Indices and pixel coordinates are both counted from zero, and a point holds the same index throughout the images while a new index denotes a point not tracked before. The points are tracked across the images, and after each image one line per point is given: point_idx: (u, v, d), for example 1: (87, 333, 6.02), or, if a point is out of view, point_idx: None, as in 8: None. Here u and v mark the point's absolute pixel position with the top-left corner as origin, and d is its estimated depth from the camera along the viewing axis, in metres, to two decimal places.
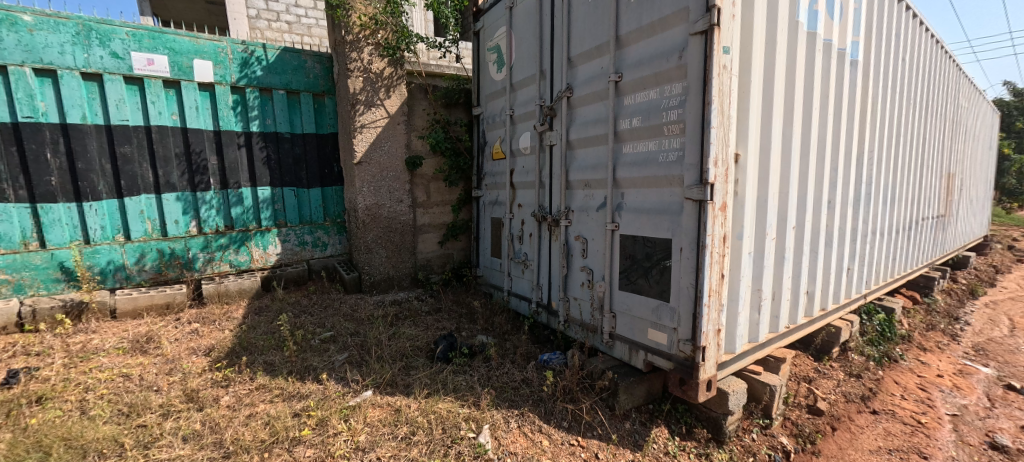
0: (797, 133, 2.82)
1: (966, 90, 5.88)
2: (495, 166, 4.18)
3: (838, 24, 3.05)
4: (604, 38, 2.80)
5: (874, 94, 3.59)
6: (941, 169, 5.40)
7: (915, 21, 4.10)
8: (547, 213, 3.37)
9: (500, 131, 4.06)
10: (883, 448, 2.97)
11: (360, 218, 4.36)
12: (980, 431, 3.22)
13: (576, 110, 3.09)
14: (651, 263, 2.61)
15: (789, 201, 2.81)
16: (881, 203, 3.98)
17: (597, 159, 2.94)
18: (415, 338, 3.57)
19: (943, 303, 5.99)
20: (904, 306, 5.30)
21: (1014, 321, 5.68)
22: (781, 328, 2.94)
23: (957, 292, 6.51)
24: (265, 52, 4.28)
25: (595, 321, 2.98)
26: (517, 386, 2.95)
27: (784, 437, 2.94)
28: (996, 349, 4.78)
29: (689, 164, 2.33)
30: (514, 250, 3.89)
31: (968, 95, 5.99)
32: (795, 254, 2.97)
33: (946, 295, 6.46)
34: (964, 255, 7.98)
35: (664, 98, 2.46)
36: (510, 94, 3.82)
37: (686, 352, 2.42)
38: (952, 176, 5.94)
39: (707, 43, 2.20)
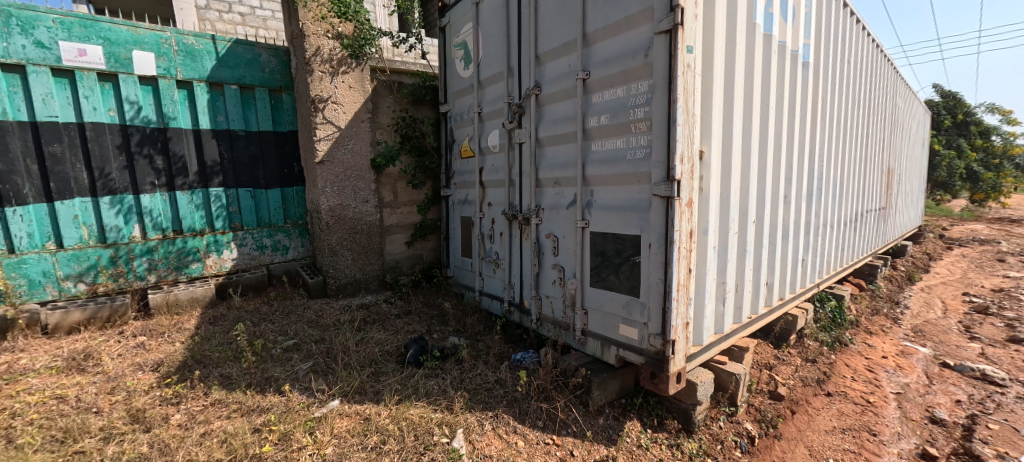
0: (756, 130, 2.94)
1: (902, 92, 6.37)
2: (464, 165, 4.13)
3: (791, 27, 3.21)
4: (572, 35, 2.81)
5: (824, 93, 3.81)
6: (882, 165, 5.82)
7: (858, 26, 4.40)
8: (518, 212, 3.36)
9: (469, 129, 4.00)
10: (837, 428, 3.17)
11: (324, 220, 4.18)
12: (921, 407, 3.48)
13: (544, 107, 3.09)
14: (620, 260, 2.65)
15: (750, 195, 2.92)
16: (831, 196, 4.23)
17: (566, 156, 2.95)
18: (384, 342, 3.46)
19: (885, 289, 6.46)
20: (852, 293, 5.68)
21: (946, 304, 6.20)
22: (744, 319, 3.06)
23: (896, 279, 7.04)
24: (214, 44, 4.02)
25: (568, 318, 2.99)
26: (491, 388, 2.91)
27: (749, 423, 3.06)
28: (931, 329, 5.20)
29: (656, 161, 2.37)
30: (485, 249, 3.85)
31: (904, 97, 6.50)
32: (756, 247, 3.10)
33: (889, 281, 6.98)
34: (902, 244, 8.65)
35: (631, 96, 2.50)
36: (478, 91, 3.78)
37: (656, 346, 2.47)
38: (891, 171, 6.42)
39: (672, 41, 2.25)
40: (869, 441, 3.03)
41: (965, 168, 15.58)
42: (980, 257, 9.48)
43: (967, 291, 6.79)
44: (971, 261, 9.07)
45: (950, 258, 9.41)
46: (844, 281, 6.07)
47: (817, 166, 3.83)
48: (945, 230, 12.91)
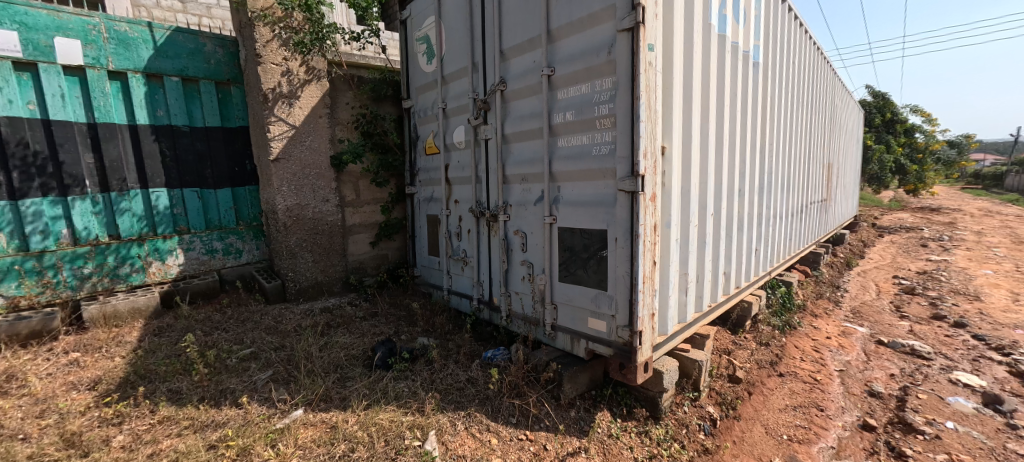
0: (712, 127, 3.08)
1: (839, 92, 6.89)
2: (428, 161, 4.05)
3: (743, 28, 3.38)
4: (536, 31, 2.82)
5: (772, 92, 4.05)
6: (823, 160, 6.28)
7: (800, 30, 4.71)
8: (485, 209, 3.34)
9: (433, 125, 3.93)
10: (789, 405, 3.39)
11: (281, 221, 3.97)
12: (861, 382, 3.79)
13: (509, 103, 3.08)
14: (588, 254, 2.69)
15: (708, 189, 3.06)
16: (779, 189, 4.52)
17: (533, 153, 2.96)
18: (350, 346, 3.34)
19: (827, 274, 6.98)
20: (798, 279, 6.09)
21: (879, 287, 6.79)
22: (705, 307, 3.21)
23: (836, 265, 7.62)
24: (151, 32, 3.72)
25: (537, 314, 3.01)
26: (462, 387, 2.88)
27: (711, 406, 3.22)
28: (867, 311, 5.67)
29: (621, 156, 2.42)
30: (453, 247, 3.80)
31: (840, 97, 7.04)
32: (714, 238, 3.25)
33: (830, 267, 7.55)
34: (841, 232, 9.36)
35: (596, 92, 2.53)
36: (441, 87, 3.72)
37: (624, 338, 2.53)
38: (830, 165, 6.93)
39: (634, 39, 2.30)
40: (817, 416, 3.27)
41: (892, 161, 17.05)
42: (907, 242, 10.44)
43: (897, 274, 7.45)
44: (899, 247, 9.95)
45: (881, 245, 10.28)
46: (792, 269, 6.49)
47: (767, 160, 4.07)
48: (876, 219, 14.10)
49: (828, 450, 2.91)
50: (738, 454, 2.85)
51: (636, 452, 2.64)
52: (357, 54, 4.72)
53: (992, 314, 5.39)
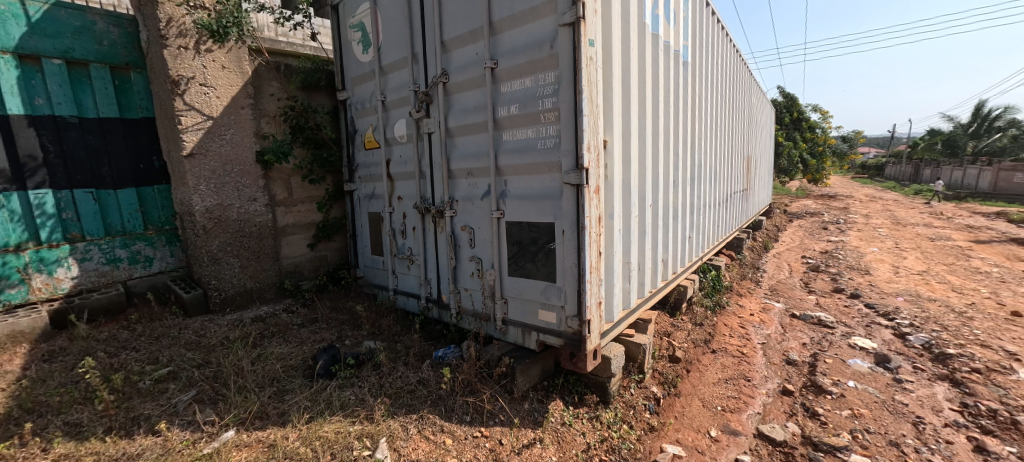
0: (649, 121, 3.24)
1: (754, 92, 7.57)
2: (368, 156, 3.87)
3: (673, 29, 3.59)
4: (477, 23, 2.76)
5: (699, 90, 4.36)
6: (743, 153, 6.90)
7: (722, 33, 5.11)
8: (431, 205, 3.25)
9: (372, 118, 3.75)
10: (722, 379, 3.70)
11: (198, 224, 3.58)
12: (779, 352, 4.22)
13: (452, 96, 3.01)
14: (537, 247, 2.71)
15: (646, 180, 3.22)
16: (707, 179, 4.89)
17: (478, 147, 2.91)
18: (288, 356, 3.10)
19: (749, 257, 7.70)
20: (726, 262, 6.65)
21: (791, 266, 7.60)
22: (646, 293, 3.38)
23: (756, 249, 8.43)
24: (23, 5, 3.17)
25: (488, 309, 2.98)
26: (413, 389, 2.79)
27: (655, 386, 3.40)
28: (782, 288, 6.32)
29: (565, 149, 2.45)
30: (397, 246, 3.66)
31: (756, 96, 7.75)
32: (653, 227, 3.43)
33: (751, 250, 8.34)
34: (758, 219, 10.33)
35: (540, 86, 2.54)
36: (379, 77, 3.55)
37: (573, 328, 2.58)
38: (749, 158, 7.62)
39: (575, 34, 2.33)
40: (745, 387, 3.59)
41: (796, 155, 19.10)
42: (811, 226, 11.78)
43: (805, 254, 8.39)
44: (805, 230, 11.19)
45: (791, 229, 11.51)
46: (720, 253, 7.06)
47: (696, 153, 4.38)
48: (785, 206, 15.74)
49: (756, 416, 3.20)
50: (680, 428, 3.04)
51: (589, 437, 2.71)
52: (284, 40, 4.38)
53: (878, 285, 6.25)
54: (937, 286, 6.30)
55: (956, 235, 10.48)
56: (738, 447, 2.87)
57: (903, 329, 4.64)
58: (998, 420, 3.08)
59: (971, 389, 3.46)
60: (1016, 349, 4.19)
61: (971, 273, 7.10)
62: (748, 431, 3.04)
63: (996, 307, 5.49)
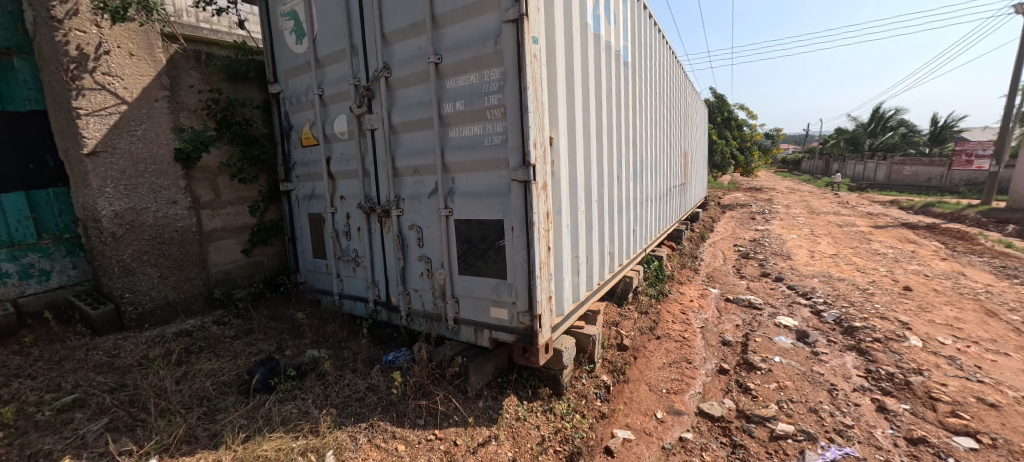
0: (592, 118, 3.33)
1: (689, 92, 8.02)
2: (306, 154, 3.66)
3: (613, 29, 3.71)
4: (419, 16, 2.68)
5: (638, 88, 4.54)
6: (680, 149, 7.29)
7: (658, 35, 5.35)
8: (376, 204, 3.13)
9: (309, 114, 3.54)
10: (666, 363, 3.90)
11: (106, 230, 3.20)
12: (716, 335, 4.51)
13: (395, 91, 2.90)
14: (486, 245, 2.69)
15: (591, 175, 3.31)
16: (648, 174, 5.12)
17: (424, 144, 2.84)
18: (219, 372, 2.87)
19: (687, 247, 8.17)
20: (667, 253, 7.02)
21: (725, 254, 8.16)
22: (594, 285, 3.48)
23: (694, 239, 8.97)
24: None
25: (438, 309, 2.92)
26: (362, 397, 2.68)
27: (605, 375, 3.51)
28: (718, 275, 6.77)
29: (512, 146, 2.44)
30: (341, 247, 3.50)
31: (690, 96, 8.21)
32: (599, 221, 3.54)
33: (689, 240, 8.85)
34: (695, 211, 10.96)
35: (485, 82, 2.51)
36: (315, 71, 3.36)
37: (525, 323, 2.59)
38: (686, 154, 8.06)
39: (518, 31, 2.33)
40: (686, 370, 3.80)
41: (727, 150, 20.47)
42: (741, 216, 12.71)
43: (736, 243, 9.04)
44: (737, 220, 12.05)
45: (724, 220, 12.35)
46: (661, 244, 7.44)
47: (637, 149, 4.57)
48: (718, 198, 16.85)
49: (696, 396, 3.40)
50: (629, 413, 3.16)
51: (543, 429, 2.75)
52: (206, 26, 4.02)
53: (798, 268, 6.86)
54: (845, 267, 7.03)
55: (860, 221, 11.77)
56: (682, 425, 3.03)
57: (819, 307, 5.14)
58: (895, 382, 3.49)
59: (874, 356, 3.89)
60: (908, 319, 4.77)
61: (872, 255, 7.99)
62: (690, 410, 3.22)
63: (892, 283, 6.22)
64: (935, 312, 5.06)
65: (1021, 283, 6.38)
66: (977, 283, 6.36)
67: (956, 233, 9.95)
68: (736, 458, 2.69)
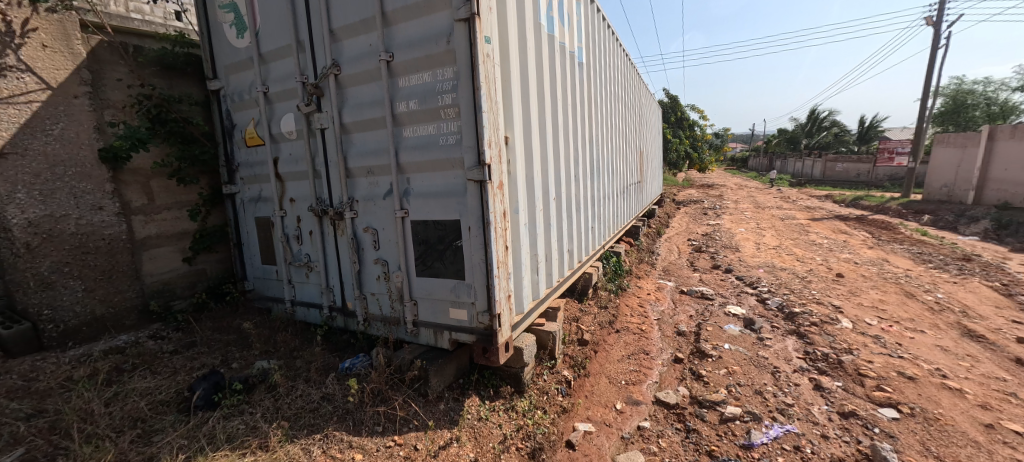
0: (548, 117, 3.37)
1: (643, 93, 8.30)
2: (251, 155, 3.48)
3: (567, 30, 3.78)
4: (369, 12, 2.61)
5: (593, 88, 4.65)
6: (636, 148, 7.53)
7: (612, 37, 5.49)
8: (328, 207, 3.02)
9: (254, 112, 3.37)
10: (625, 356, 4.03)
11: (18, 241, 2.91)
12: (671, 326, 4.71)
13: (345, 90, 2.81)
14: (444, 245, 2.66)
15: (548, 174, 3.35)
16: (605, 173, 5.25)
17: (377, 144, 2.77)
18: (155, 390, 2.68)
19: (644, 243, 8.46)
20: (625, 248, 7.24)
21: (680, 248, 8.52)
22: (554, 282, 3.53)
23: (651, 235, 9.30)
24: None
25: (396, 313, 2.86)
26: (316, 407, 2.59)
27: (566, 370, 3.58)
28: (673, 268, 7.05)
29: (467, 146, 2.43)
30: (292, 252, 3.35)
31: (644, 97, 8.49)
32: (557, 219, 3.59)
33: (646, 236, 9.17)
34: (652, 208, 11.36)
35: (438, 81, 2.48)
36: (259, 67, 3.19)
37: (484, 323, 2.58)
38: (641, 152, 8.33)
39: (470, 30, 2.32)
40: (644, 361, 3.93)
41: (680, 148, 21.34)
42: (694, 212, 13.32)
43: (690, 237, 9.46)
44: (690, 216, 12.61)
45: (679, 215, 12.90)
46: (620, 241, 7.66)
47: (594, 147, 4.68)
48: (674, 195, 17.56)
49: (653, 385, 3.53)
50: (589, 406, 3.23)
51: (505, 428, 2.76)
52: (137, 17, 3.70)
53: (745, 260, 7.27)
54: (787, 258, 7.53)
55: (800, 214, 12.62)
56: (640, 415, 3.14)
57: (764, 295, 5.47)
58: (829, 361, 3.77)
59: (812, 339, 4.19)
60: (841, 303, 5.18)
61: (810, 245, 8.60)
62: (647, 399, 3.34)
63: (827, 270, 6.72)
64: (863, 296, 5.52)
65: (935, 267, 7.08)
66: (898, 268, 7.00)
67: (881, 223, 10.89)
68: (690, 442, 2.82)
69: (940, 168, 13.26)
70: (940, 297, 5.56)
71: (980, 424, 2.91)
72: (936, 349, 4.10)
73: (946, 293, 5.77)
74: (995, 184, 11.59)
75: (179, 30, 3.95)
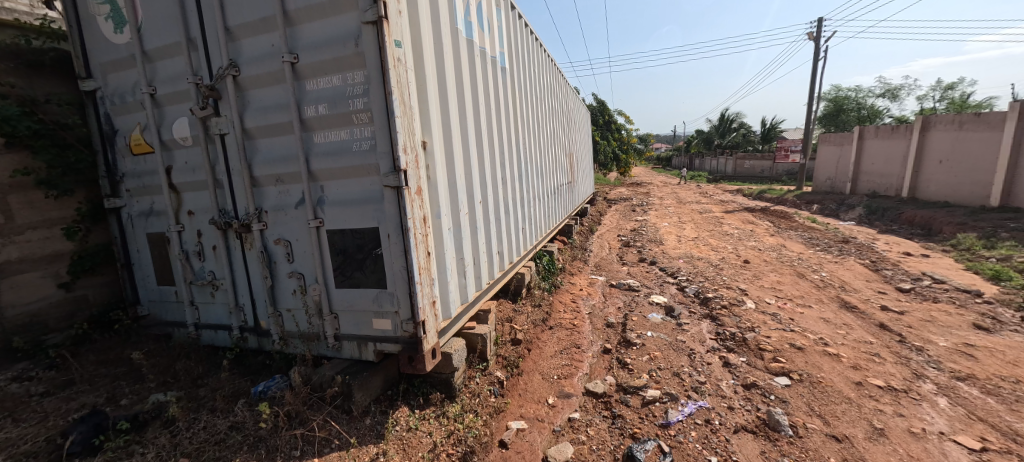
0: (470, 120, 3.38)
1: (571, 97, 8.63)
2: (139, 164, 3.13)
3: (487, 35, 3.83)
4: (269, 11, 2.45)
5: (519, 92, 4.75)
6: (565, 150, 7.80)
7: (535, 43, 5.65)
8: (232, 219, 2.80)
9: (140, 116, 3.03)
10: (557, 351, 4.16)
11: None
12: (601, 319, 4.94)
13: (246, 92, 2.62)
14: (363, 254, 2.57)
15: (472, 177, 3.37)
16: (535, 173, 5.38)
17: (285, 150, 2.61)
18: (19, 440, 2.32)
19: (577, 240, 8.79)
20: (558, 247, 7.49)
21: (610, 244, 8.96)
22: (484, 285, 3.55)
23: (583, 233, 9.70)
24: None
25: (315, 328, 2.73)
26: (222, 439, 2.39)
27: (499, 371, 3.61)
28: (604, 263, 7.40)
29: (381, 152, 2.38)
30: (193, 270, 3.06)
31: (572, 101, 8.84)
32: (484, 221, 3.61)
33: (579, 234, 9.54)
34: (583, 207, 11.85)
35: (348, 85, 2.40)
36: (143, 66, 2.88)
37: (409, 331, 2.54)
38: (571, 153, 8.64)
39: (379, 34, 2.27)
40: (575, 355, 4.09)
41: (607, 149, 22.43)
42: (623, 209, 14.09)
43: (619, 233, 9.98)
44: (620, 213, 13.32)
45: (610, 213, 13.56)
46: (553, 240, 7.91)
47: (521, 149, 4.77)
48: (604, 194, 18.43)
49: (583, 377, 3.68)
50: (522, 404, 3.29)
51: (435, 435, 2.72)
52: None
53: (667, 252, 7.83)
54: (703, 248, 8.21)
55: (714, 208, 13.85)
56: (570, 407, 3.26)
57: (683, 284, 5.92)
58: (735, 339, 4.18)
59: (722, 320, 4.62)
60: (746, 286, 5.76)
61: (723, 236, 9.45)
62: (577, 391, 3.47)
63: (736, 258, 7.43)
64: (765, 279, 6.17)
65: (822, 250, 8.09)
66: (793, 252, 7.91)
67: (779, 213, 12.25)
68: (616, 427, 2.98)
69: (825, 163, 15.57)
70: (824, 276, 6.37)
71: (852, 383, 3.38)
72: (821, 321, 4.70)
73: (828, 271, 6.62)
74: (866, 176, 13.52)
75: (52, 19, 3.46)
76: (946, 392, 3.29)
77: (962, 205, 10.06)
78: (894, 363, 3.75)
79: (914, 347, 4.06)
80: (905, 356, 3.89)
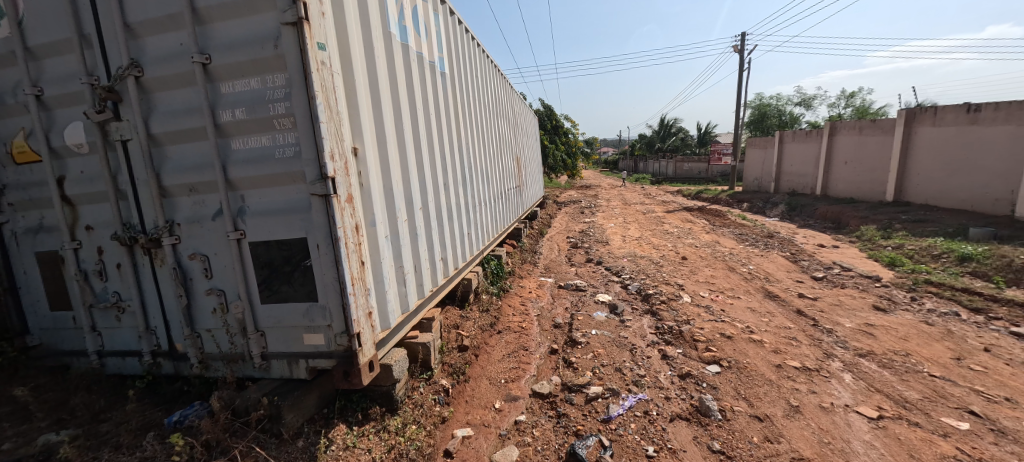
0: (407, 125, 3.32)
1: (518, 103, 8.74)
2: (24, 174, 2.76)
3: (424, 40, 3.79)
4: (176, 7, 2.27)
5: (461, 97, 4.72)
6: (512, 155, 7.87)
7: (478, 48, 5.65)
8: (139, 234, 2.54)
9: (24, 121, 2.68)
10: (504, 355, 4.16)
11: None
12: (549, 320, 5.01)
13: (152, 95, 2.41)
14: (291, 267, 2.44)
15: (411, 183, 3.30)
16: (480, 179, 5.37)
17: (199, 157, 2.42)
18: None
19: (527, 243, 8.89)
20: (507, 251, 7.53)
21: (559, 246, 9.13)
22: (426, 293, 3.48)
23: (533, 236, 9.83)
24: None
25: (239, 348, 2.54)
26: None
27: (444, 379, 3.56)
28: (553, 265, 7.53)
29: (306, 158, 2.26)
30: (94, 291, 2.75)
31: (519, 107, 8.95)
32: (425, 227, 3.55)
33: (529, 237, 9.66)
34: (533, 210, 12.03)
35: (268, 89, 2.28)
36: (26, 64, 2.55)
37: (343, 345, 2.43)
38: (519, 158, 8.72)
39: (300, 36, 2.17)
40: (522, 357, 4.12)
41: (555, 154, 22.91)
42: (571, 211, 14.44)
43: (568, 235, 10.21)
44: (569, 215, 13.64)
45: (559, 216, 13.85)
46: (502, 244, 7.94)
47: (465, 154, 4.74)
48: (553, 197, 18.80)
49: (530, 379, 3.71)
50: (468, 411, 3.26)
51: (374, 452, 2.62)
52: None
53: (613, 251, 8.12)
54: (646, 247, 8.59)
55: (656, 208, 14.57)
56: (516, 410, 3.27)
57: (627, 282, 6.15)
58: (672, 333, 4.40)
59: (661, 315, 4.85)
60: (684, 282, 6.09)
61: (664, 234, 9.94)
62: (524, 393, 3.49)
63: (676, 255, 7.84)
64: (700, 274, 6.56)
65: (751, 244, 8.73)
66: (726, 248, 8.48)
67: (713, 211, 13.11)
68: (561, 426, 3.02)
69: (752, 164, 16.86)
70: (752, 268, 6.88)
71: (773, 366, 3.67)
72: (748, 310, 5.06)
73: (755, 264, 7.16)
74: (787, 175, 14.78)
75: None
76: (851, 368, 3.66)
77: (865, 200, 11.27)
78: (809, 345, 4.12)
79: (825, 330, 4.48)
80: (818, 338, 4.28)
